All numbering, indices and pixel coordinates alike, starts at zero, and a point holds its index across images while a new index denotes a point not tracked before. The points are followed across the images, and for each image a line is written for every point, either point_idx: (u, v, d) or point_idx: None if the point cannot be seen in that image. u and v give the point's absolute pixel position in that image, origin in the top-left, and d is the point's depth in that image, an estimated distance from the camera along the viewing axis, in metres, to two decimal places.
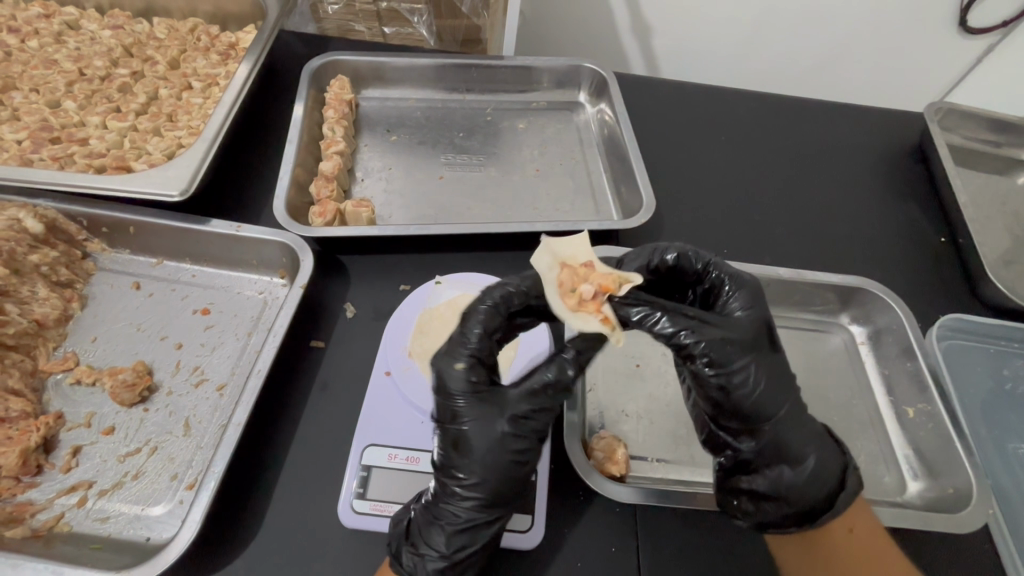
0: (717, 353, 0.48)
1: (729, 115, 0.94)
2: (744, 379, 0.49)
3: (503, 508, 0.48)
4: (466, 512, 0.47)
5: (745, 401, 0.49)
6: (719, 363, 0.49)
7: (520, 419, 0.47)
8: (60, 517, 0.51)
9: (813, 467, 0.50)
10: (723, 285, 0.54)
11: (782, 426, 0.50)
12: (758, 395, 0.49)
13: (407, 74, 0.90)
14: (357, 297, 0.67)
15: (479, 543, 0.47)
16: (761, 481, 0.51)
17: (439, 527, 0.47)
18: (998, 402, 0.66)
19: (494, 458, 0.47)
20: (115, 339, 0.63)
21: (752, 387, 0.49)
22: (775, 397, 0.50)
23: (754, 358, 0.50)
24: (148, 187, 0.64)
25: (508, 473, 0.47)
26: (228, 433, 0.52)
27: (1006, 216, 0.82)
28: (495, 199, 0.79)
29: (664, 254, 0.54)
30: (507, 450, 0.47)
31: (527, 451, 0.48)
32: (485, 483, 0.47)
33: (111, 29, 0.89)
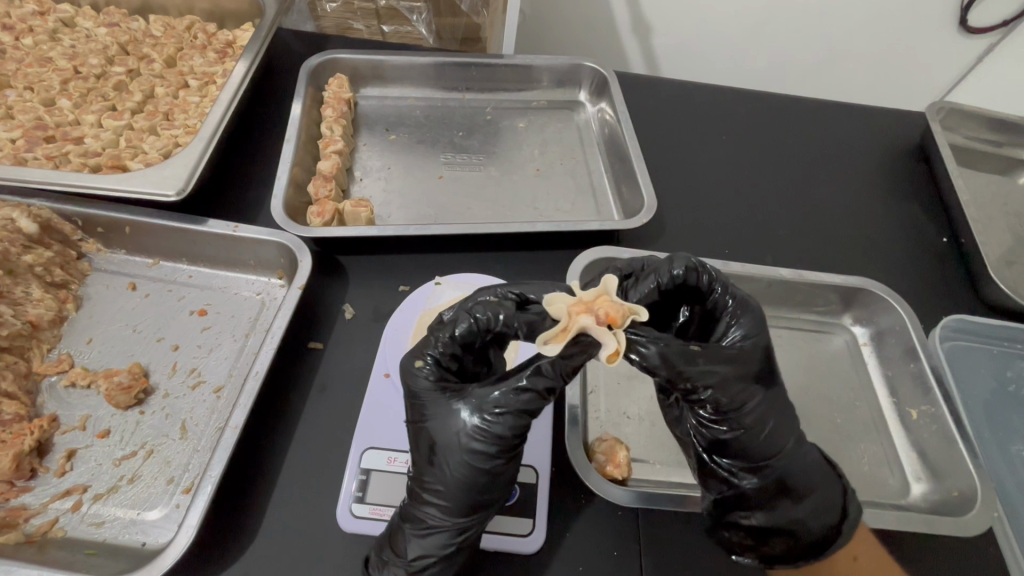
0: (724, 392, 0.46)
1: (730, 114, 0.93)
2: (747, 416, 0.48)
3: (468, 516, 0.47)
4: (431, 518, 0.47)
5: (747, 438, 0.48)
6: (724, 402, 0.47)
7: (481, 423, 0.46)
8: (55, 522, 0.50)
9: (811, 501, 0.49)
10: (727, 309, 0.51)
11: (786, 463, 0.49)
12: (760, 432, 0.48)
13: (407, 72, 0.89)
14: (356, 298, 0.66)
15: (446, 551, 0.47)
16: (762, 520, 0.49)
17: (407, 532, 0.47)
18: (1001, 403, 0.65)
19: (455, 462, 0.46)
20: (111, 341, 0.62)
21: (754, 425, 0.48)
22: (777, 433, 0.49)
23: (757, 395, 0.48)
24: (144, 187, 0.63)
25: (471, 481, 0.46)
26: (225, 436, 0.51)
27: (1009, 216, 0.82)
28: (495, 199, 0.78)
29: (670, 269, 0.50)
30: (469, 455, 0.46)
31: (491, 458, 0.46)
32: (447, 489, 0.46)
33: (106, 27, 0.88)
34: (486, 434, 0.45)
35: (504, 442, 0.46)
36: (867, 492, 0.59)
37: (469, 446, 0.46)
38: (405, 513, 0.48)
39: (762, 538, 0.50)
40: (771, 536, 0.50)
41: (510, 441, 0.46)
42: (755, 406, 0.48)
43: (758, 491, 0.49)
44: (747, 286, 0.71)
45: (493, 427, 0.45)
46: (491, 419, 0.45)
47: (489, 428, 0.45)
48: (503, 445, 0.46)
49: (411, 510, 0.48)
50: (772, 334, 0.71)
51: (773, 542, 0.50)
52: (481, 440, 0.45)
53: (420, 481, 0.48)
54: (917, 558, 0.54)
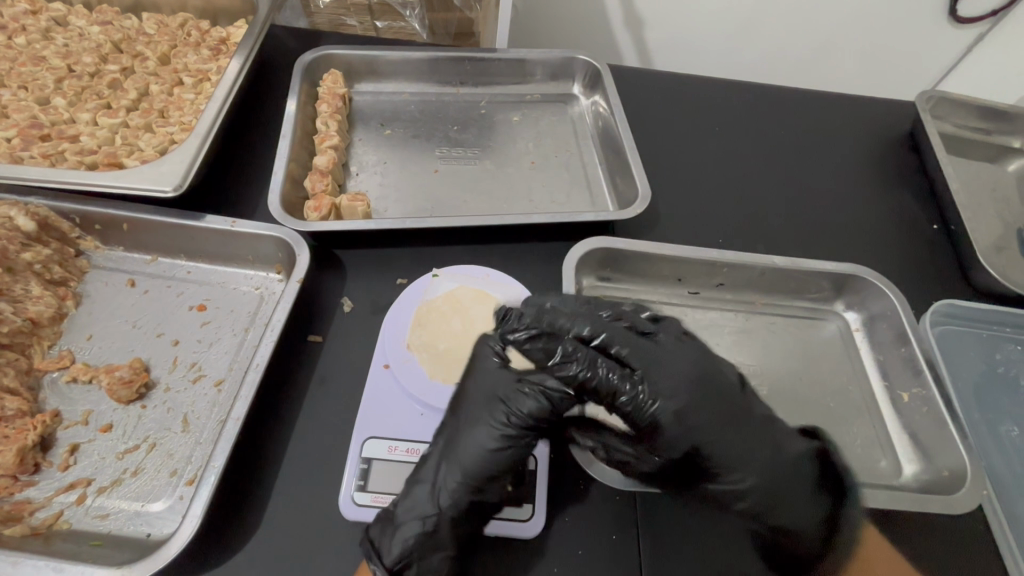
0: (682, 426, 0.48)
1: (723, 106, 0.94)
2: (717, 448, 0.49)
3: (478, 502, 0.49)
4: (441, 497, 0.48)
5: (721, 463, 0.50)
6: (676, 437, 0.48)
7: (514, 391, 0.50)
8: (60, 514, 0.51)
9: (795, 520, 0.52)
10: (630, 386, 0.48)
11: (774, 487, 0.51)
12: (730, 463, 0.50)
13: (400, 67, 0.90)
14: (354, 292, 0.67)
15: (447, 534, 0.48)
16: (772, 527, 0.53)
17: (411, 507, 0.48)
18: (990, 385, 0.66)
19: (483, 438, 0.49)
20: (111, 337, 0.62)
21: (723, 454, 0.49)
22: (754, 464, 0.50)
23: (724, 428, 0.50)
24: (142, 183, 0.63)
25: (484, 446, 0.49)
26: (227, 428, 0.52)
27: (996, 202, 0.83)
28: (490, 192, 0.79)
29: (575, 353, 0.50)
30: (502, 433, 0.49)
31: (521, 440, 0.49)
32: (460, 447, 0.49)
33: (99, 25, 0.87)
34: (523, 415, 0.49)
35: (537, 427, 0.49)
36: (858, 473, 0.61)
37: (501, 423, 0.49)
38: (416, 485, 0.49)
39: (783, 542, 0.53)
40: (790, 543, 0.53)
41: (541, 429, 0.50)
42: (705, 431, 0.49)
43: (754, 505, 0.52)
44: (741, 274, 0.72)
45: (533, 411, 0.49)
46: (526, 390, 0.49)
47: (530, 407, 0.49)
48: (529, 428, 0.49)
49: (422, 484, 0.49)
50: (766, 321, 0.72)
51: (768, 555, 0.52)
52: (516, 419, 0.49)
53: (439, 457, 0.50)
54: (910, 536, 0.55)
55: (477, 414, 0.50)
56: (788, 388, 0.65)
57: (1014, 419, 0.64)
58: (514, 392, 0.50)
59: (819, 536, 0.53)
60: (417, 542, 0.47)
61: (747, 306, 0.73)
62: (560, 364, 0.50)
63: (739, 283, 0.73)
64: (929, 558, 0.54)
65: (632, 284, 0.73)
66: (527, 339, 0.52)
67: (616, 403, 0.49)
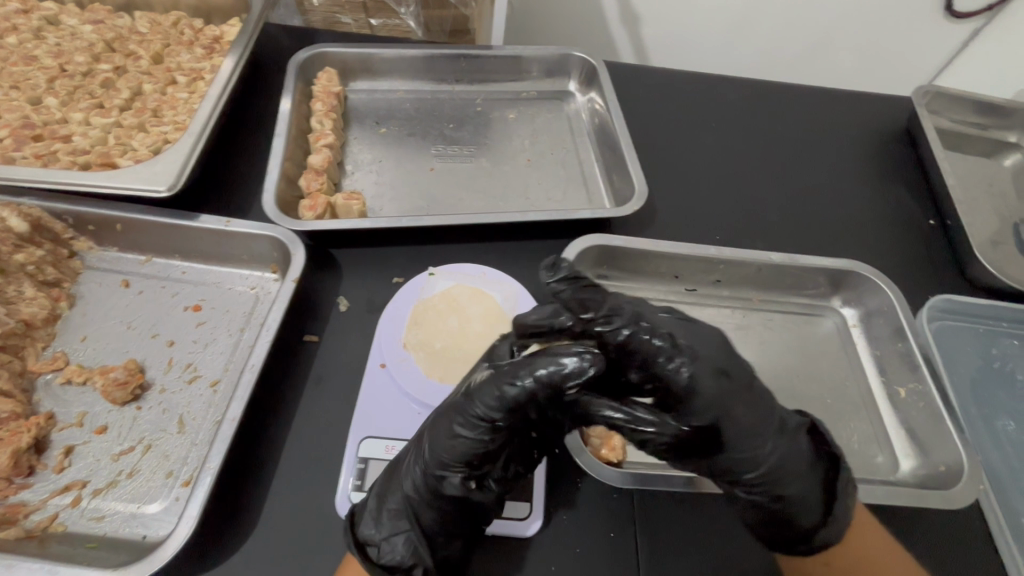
0: (706, 394, 0.46)
1: (719, 102, 0.94)
2: (736, 418, 0.47)
3: (447, 499, 0.48)
4: (406, 485, 0.49)
5: (736, 436, 0.47)
6: (702, 404, 0.46)
7: (488, 378, 0.47)
8: (55, 517, 0.51)
9: (799, 498, 0.49)
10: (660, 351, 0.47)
11: (782, 464, 0.48)
12: (743, 436, 0.47)
13: (395, 65, 0.89)
14: (350, 291, 0.66)
15: (412, 521, 0.49)
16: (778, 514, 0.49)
17: (389, 505, 0.49)
18: (987, 380, 0.67)
19: (444, 437, 0.48)
20: (106, 338, 0.62)
21: (740, 425, 0.47)
22: (764, 438, 0.48)
23: (741, 399, 0.47)
24: (136, 183, 0.63)
25: (450, 435, 0.48)
26: (223, 428, 0.52)
27: (992, 197, 0.83)
28: (487, 189, 0.78)
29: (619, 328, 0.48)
30: (463, 432, 0.47)
31: (483, 440, 0.47)
32: (429, 434, 0.49)
33: (91, 24, 0.87)
34: (484, 414, 0.46)
35: (499, 426, 0.47)
36: (855, 469, 0.61)
37: (462, 422, 0.47)
38: (391, 482, 0.50)
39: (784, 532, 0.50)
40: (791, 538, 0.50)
41: (506, 426, 0.47)
42: (728, 401, 0.46)
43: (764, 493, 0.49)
44: (738, 271, 0.71)
45: (492, 410, 0.46)
46: (499, 378, 0.46)
47: (490, 405, 0.46)
48: (497, 416, 0.46)
49: (396, 483, 0.49)
50: (763, 318, 0.72)
51: (763, 531, 0.50)
52: (478, 418, 0.47)
53: (411, 446, 0.51)
54: (906, 531, 0.55)
55: (443, 412, 0.49)
56: (785, 384, 0.65)
57: (1010, 413, 0.64)
58: (478, 388, 0.47)
59: (821, 514, 0.49)
60: (394, 539, 0.48)
61: (744, 303, 0.73)
62: (604, 317, 0.49)
63: (736, 280, 0.73)
64: (922, 552, 0.54)
65: (629, 282, 0.73)
66: (573, 291, 0.52)
67: (652, 363, 0.47)
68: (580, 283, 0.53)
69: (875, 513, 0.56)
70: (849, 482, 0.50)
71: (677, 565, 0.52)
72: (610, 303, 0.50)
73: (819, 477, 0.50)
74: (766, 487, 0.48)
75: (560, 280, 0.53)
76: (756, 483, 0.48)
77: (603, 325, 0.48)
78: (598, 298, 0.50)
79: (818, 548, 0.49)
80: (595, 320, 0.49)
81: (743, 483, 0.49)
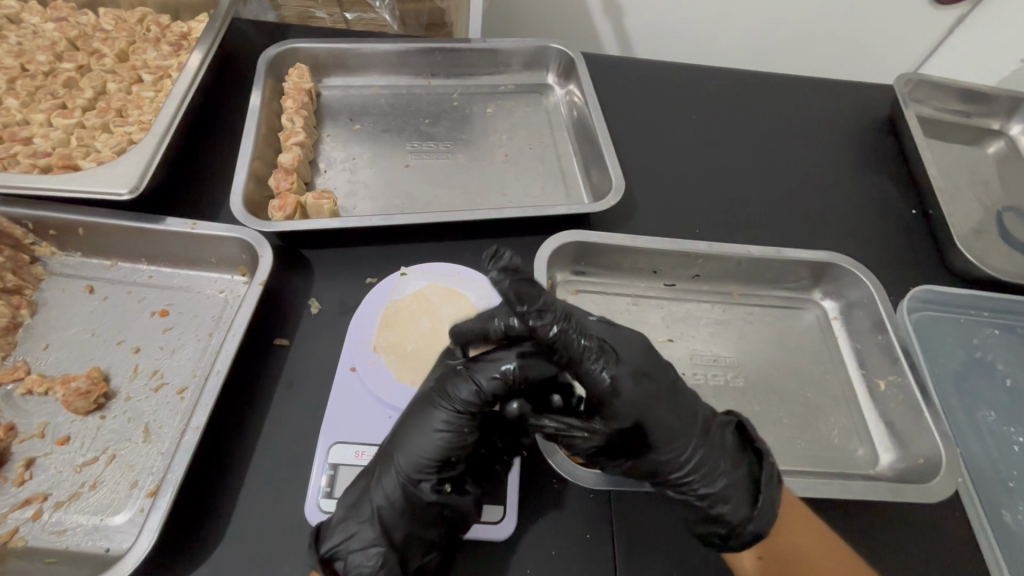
0: (626, 395, 0.47)
1: (700, 93, 0.92)
2: (654, 418, 0.48)
3: (423, 504, 0.47)
4: (374, 496, 0.47)
5: (656, 435, 0.48)
6: (622, 407, 0.47)
7: (451, 381, 0.49)
8: (15, 531, 0.49)
9: (721, 494, 0.48)
10: (587, 349, 0.47)
11: (705, 459, 0.49)
12: (663, 435, 0.48)
13: (370, 60, 0.87)
14: (322, 293, 0.65)
15: (382, 531, 0.46)
16: (720, 513, 0.48)
17: (360, 514, 0.47)
18: (968, 371, 0.66)
19: (415, 436, 0.48)
20: (69, 346, 0.60)
21: (660, 425, 0.48)
22: (685, 437, 0.49)
23: (661, 399, 0.48)
24: (96, 186, 0.61)
25: (423, 435, 0.48)
26: (186, 437, 0.50)
27: (975, 185, 0.82)
28: (463, 186, 0.77)
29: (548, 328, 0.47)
30: (440, 428, 0.48)
31: (459, 433, 0.48)
32: (401, 438, 0.49)
33: (53, 22, 0.84)
34: (460, 407, 0.48)
35: (475, 418, 0.48)
36: (836, 463, 0.60)
37: (438, 418, 0.48)
38: (360, 492, 0.48)
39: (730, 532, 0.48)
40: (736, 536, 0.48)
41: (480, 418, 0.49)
42: (647, 403, 0.48)
43: (701, 493, 0.49)
44: (717, 265, 0.71)
45: (467, 402, 0.48)
46: (461, 382, 0.49)
47: (464, 398, 0.48)
48: (465, 413, 0.48)
49: (362, 494, 0.48)
50: (743, 312, 0.71)
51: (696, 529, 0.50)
52: (454, 413, 0.48)
53: (376, 459, 0.50)
54: (883, 524, 0.55)
55: (416, 414, 0.49)
56: (765, 379, 0.65)
57: (991, 404, 0.64)
58: (449, 385, 0.49)
59: (747, 507, 0.48)
60: (367, 550, 0.46)
61: (724, 297, 0.72)
62: (537, 312, 0.47)
63: (715, 274, 0.72)
64: (900, 546, 0.54)
65: (607, 278, 0.72)
66: (513, 282, 0.49)
67: (579, 362, 0.47)
68: (521, 277, 0.49)
69: (852, 507, 0.56)
70: (774, 473, 0.49)
71: (653, 566, 0.51)
72: (547, 299, 0.48)
73: (745, 473, 0.50)
74: (692, 485, 0.49)
75: (500, 270, 0.50)
76: (680, 481, 0.49)
77: (536, 320, 0.47)
78: (534, 291, 0.48)
79: (748, 544, 0.48)
80: (527, 313, 0.47)
81: (668, 480, 0.49)
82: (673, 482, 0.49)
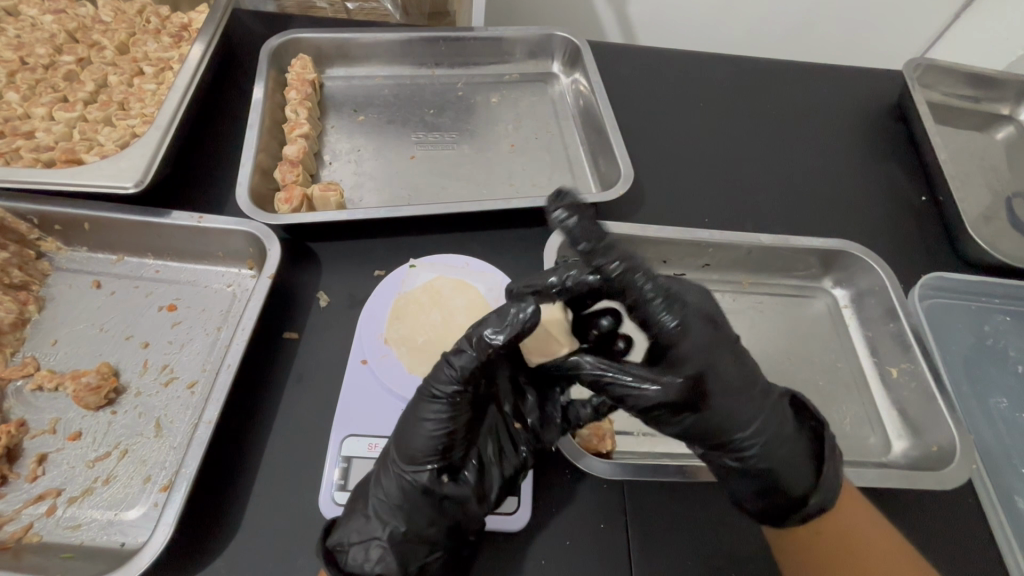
0: (693, 342, 0.46)
1: (707, 80, 0.91)
2: (719, 372, 0.47)
3: (418, 497, 0.47)
4: (380, 495, 0.47)
5: (720, 390, 0.47)
6: (688, 355, 0.46)
7: (437, 373, 0.47)
8: (29, 527, 0.49)
9: (787, 465, 0.48)
10: (653, 299, 0.46)
11: (770, 426, 0.48)
12: (728, 392, 0.47)
13: (373, 50, 0.86)
14: (330, 286, 0.65)
15: (387, 529, 0.46)
16: (780, 485, 0.48)
17: (362, 507, 0.48)
18: (980, 358, 0.66)
19: (410, 429, 0.47)
20: (78, 342, 0.60)
21: (726, 383, 0.47)
22: (747, 400, 0.48)
23: (726, 353, 0.48)
24: (100, 180, 0.61)
25: (416, 428, 0.47)
26: (199, 431, 0.50)
27: (985, 171, 0.82)
28: (470, 176, 0.76)
29: (609, 266, 0.45)
30: (426, 418, 0.47)
31: (448, 421, 0.46)
32: (400, 432, 0.48)
33: (51, 14, 0.83)
34: (442, 394, 0.46)
35: (459, 404, 0.47)
36: (848, 452, 0.60)
37: (426, 408, 0.47)
38: (366, 485, 0.49)
39: (787, 505, 0.48)
40: (792, 508, 0.48)
41: (465, 399, 0.47)
42: (713, 354, 0.47)
43: (766, 462, 0.48)
44: (726, 254, 0.70)
45: (449, 386, 0.46)
46: (448, 372, 0.46)
47: (444, 383, 0.46)
48: (456, 399, 0.46)
49: (373, 495, 0.48)
50: (753, 302, 0.70)
51: (755, 503, 0.49)
52: (438, 402, 0.46)
53: (386, 453, 0.49)
54: (897, 511, 0.55)
55: (410, 404, 0.49)
56: (777, 369, 0.64)
57: (1003, 391, 0.64)
58: (433, 370, 0.47)
59: (807, 479, 0.49)
60: (366, 545, 0.46)
61: (734, 287, 0.71)
62: (601, 251, 0.45)
63: (725, 263, 0.71)
64: (913, 533, 0.54)
65: None
66: (579, 218, 0.46)
67: (643, 307, 0.46)
68: (585, 212, 0.46)
69: (865, 494, 0.56)
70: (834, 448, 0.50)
71: (670, 555, 0.51)
72: (609, 238, 0.46)
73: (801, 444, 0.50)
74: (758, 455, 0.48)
75: (564, 207, 0.47)
76: (747, 449, 0.48)
77: (599, 259, 0.45)
78: (595, 227, 0.45)
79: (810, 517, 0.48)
80: (592, 251, 0.45)
81: (725, 448, 0.48)
82: (737, 450, 0.48)
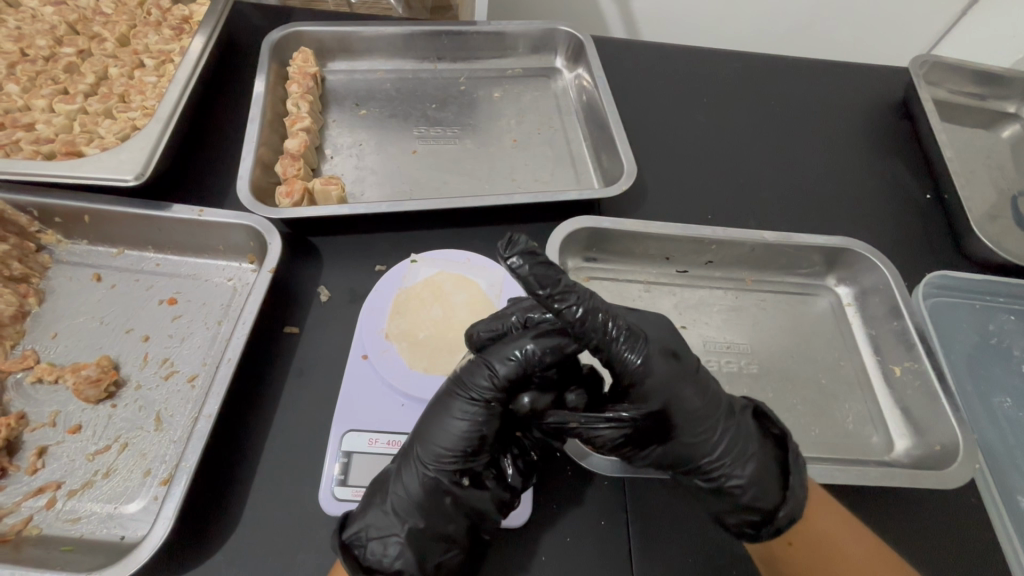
0: (655, 376, 0.46)
1: (711, 77, 0.91)
2: (684, 401, 0.47)
3: (442, 497, 0.47)
4: (399, 494, 0.47)
5: (685, 421, 0.47)
6: (651, 387, 0.46)
7: (468, 376, 0.48)
8: (29, 520, 0.49)
9: (754, 481, 0.48)
10: (617, 340, 0.46)
11: (733, 443, 0.48)
12: (691, 415, 0.47)
13: (375, 44, 0.86)
14: (331, 281, 0.64)
15: (407, 526, 0.46)
16: (748, 501, 0.48)
17: (379, 502, 0.47)
18: (984, 358, 0.65)
19: (438, 428, 0.48)
20: (79, 335, 0.60)
21: (689, 409, 0.47)
22: (710, 422, 0.48)
23: (688, 380, 0.48)
24: (101, 173, 0.60)
25: (445, 429, 0.47)
26: (198, 425, 0.50)
27: (990, 169, 0.81)
28: (472, 171, 0.76)
29: (570, 310, 0.44)
30: (457, 417, 0.47)
31: (480, 423, 0.47)
32: (428, 431, 0.48)
33: (52, 5, 0.82)
34: (476, 395, 0.47)
35: (492, 408, 0.47)
36: (851, 450, 0.59)
37: (457, 407, 0.48)
38: (381, 481, 0.49)
39: (756, 522, 0.48)
40: (761, 525, 0.48)
41: (499, 405, 0.47)
42: (676, 384, 0.47)
43: (730, 482, 0.48)
44: (730, 251, 0.70)
45: (484, 389, 0.47)
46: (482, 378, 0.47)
47: (480, 384, 0.47)
48: (489, 403, 0.47)
49: (389, 492, 0.47)
50: (756, 299, 0.70)
51: (728, 521, 0.49)
52: (471, 401, 0.47)
53: (405, 451, 0.49)
54: (899, 511, 0.55)
55: (436, 403, 0.49)
56: (780, 367, 0.64)
57: (1007, 390, 0.63)
58: (465, 372, 0.48)
59: (778, 494, 0.48)
60: (385, 541, 0.46)
61: (737, 284, 0.71)
62: (560, 295, 0.44)
63: (729, 260, 0.71)
64: (914, 533, 0.54)
65: (619, 265, 0.71)
66: (532, 266, 0.44)
67: (607, 347, 0.46)
68: (540, 258, 0.44)
69: (867, 492, 0.56)
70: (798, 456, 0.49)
71: (669, 553, 0.51)
72: (566, 279, 0.44)
73: (770, 457, 0.50)
74: (723, 471, 0.48)
75: (519, 255, 0.44)
76: (711, 467, 0.48)
77: (560, 304, 0.44)
78: (551, 272, 0.43)
79: (780, 531, 0.47)
80: (552, 296, 0.44)
81: (692, 468, 0.49)
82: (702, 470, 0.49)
